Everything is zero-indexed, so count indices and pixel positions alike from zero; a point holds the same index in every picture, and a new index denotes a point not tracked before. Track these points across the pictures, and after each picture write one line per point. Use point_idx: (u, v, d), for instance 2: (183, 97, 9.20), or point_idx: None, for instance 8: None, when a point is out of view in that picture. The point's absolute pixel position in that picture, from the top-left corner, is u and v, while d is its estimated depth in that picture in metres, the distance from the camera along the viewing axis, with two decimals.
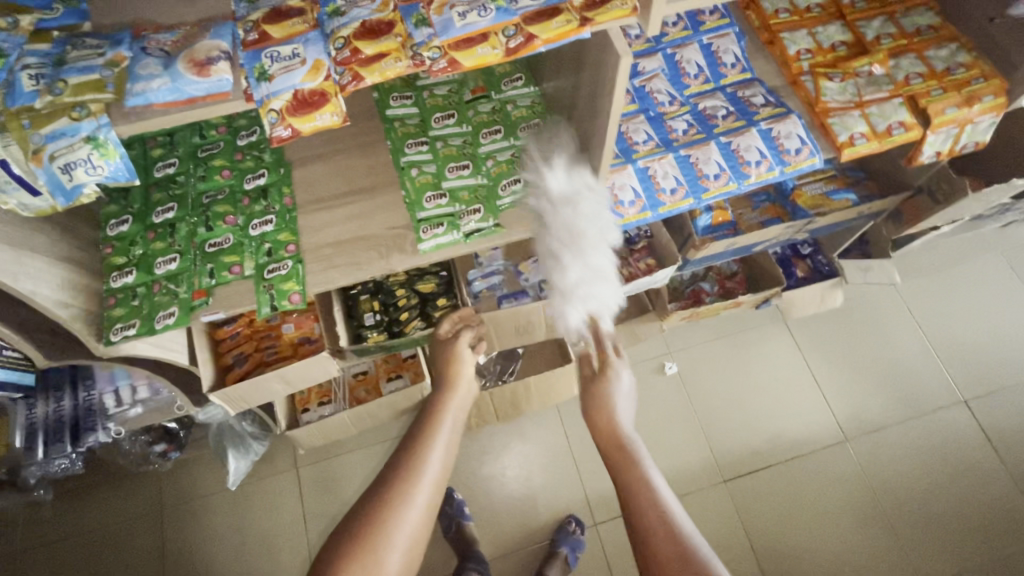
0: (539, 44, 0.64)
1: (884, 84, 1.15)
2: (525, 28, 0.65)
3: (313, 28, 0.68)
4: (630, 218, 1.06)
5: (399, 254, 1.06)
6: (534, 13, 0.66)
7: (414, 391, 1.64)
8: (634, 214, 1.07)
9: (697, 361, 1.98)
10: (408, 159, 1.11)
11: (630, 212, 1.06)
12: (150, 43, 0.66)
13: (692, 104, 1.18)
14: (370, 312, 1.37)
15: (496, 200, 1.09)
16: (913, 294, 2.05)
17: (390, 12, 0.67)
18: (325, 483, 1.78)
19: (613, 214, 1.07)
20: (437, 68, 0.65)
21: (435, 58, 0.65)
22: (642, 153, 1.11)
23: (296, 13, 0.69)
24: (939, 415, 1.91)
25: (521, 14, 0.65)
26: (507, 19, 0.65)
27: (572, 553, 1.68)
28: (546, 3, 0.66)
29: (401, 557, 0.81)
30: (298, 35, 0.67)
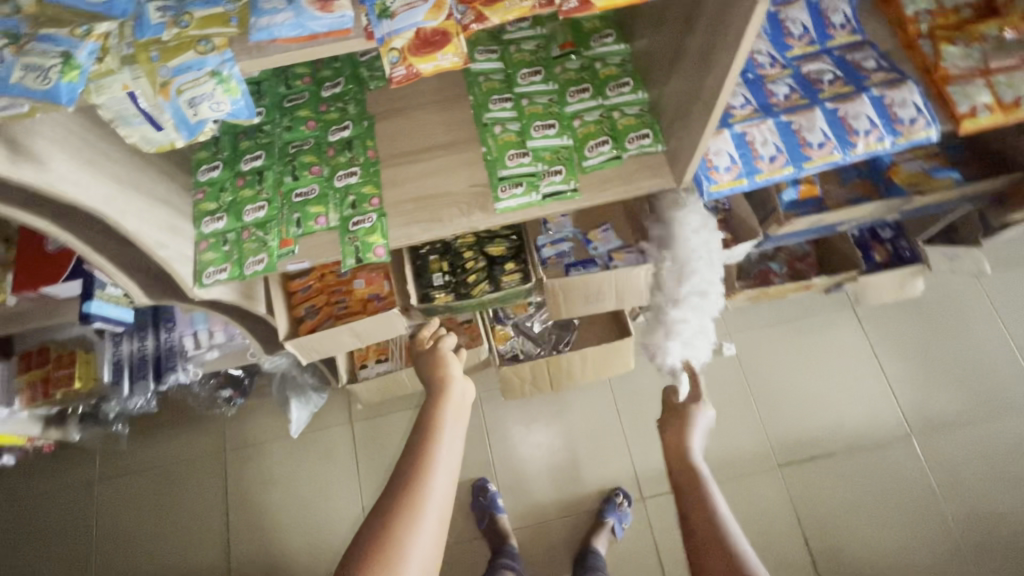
0: None
1: (1015, 50, 1.05)
2: None
3: None
4: (724, 185, 1.01)
5: (481, 213, 1.04)
6: None
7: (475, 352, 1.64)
8: (729, 181, 1.01)
9: (757, 343, 1.93)
10: (492, 115, 1.07)
11: (725, 179, 1.01)
12: None
13: (794, 67, 1.11)
14: (438, 273, 1.37)
15: (580, 161, 1.05)
16: (999, 286, 1.93)
17: None
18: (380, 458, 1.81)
19: (707, 180, 1.01)
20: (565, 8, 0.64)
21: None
22: (740, 117, 1.05)
23: None
24: (1017, 417, 1.81)
25: None
26: None
27: (619, 525, 1.70)
28: None
29: (419, 568, 0.71)
30: None
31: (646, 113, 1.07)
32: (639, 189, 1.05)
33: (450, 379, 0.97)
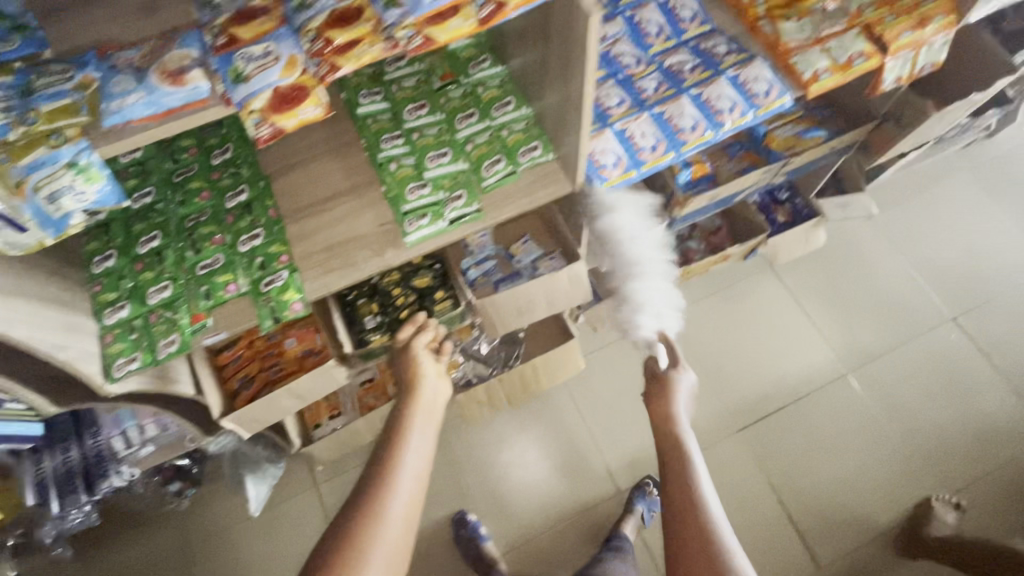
0: (511, 10, 0.63)
1: (839, 17, 1.18)
2: None
3: (281, 24, 0.67)
4: (616, 179, 1.07)
5: (392, 250, 1.06)
6: None
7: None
8: (619, 175, 1.07)
9: (695, 319, 2.01)
10: (385, 154, 1.08)
11: (615, 174, 1.07)
12: (119, 60, 0.65)
13: (658, 62, 1.19)
14: (369, 315, 1.36)
15: (478, 183, 1.08)
16: (890, 222, 2.12)
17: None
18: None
19: (598, 178, 1.07)
20: (415, 47, 0.64)
21: (409, 37, 0.64)
22: (617, 116, 1.12)
23: (261, 12, 0.67)
24: (932, 336, 1.98)
25: None
26: None
27: (648, 512, 1.75)
28: None
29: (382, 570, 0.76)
30: (268, 33, 0.66)
31: (532, 126, 1.12)
32: (541, 198, 1.09)
33: (421, 381, 1.04)
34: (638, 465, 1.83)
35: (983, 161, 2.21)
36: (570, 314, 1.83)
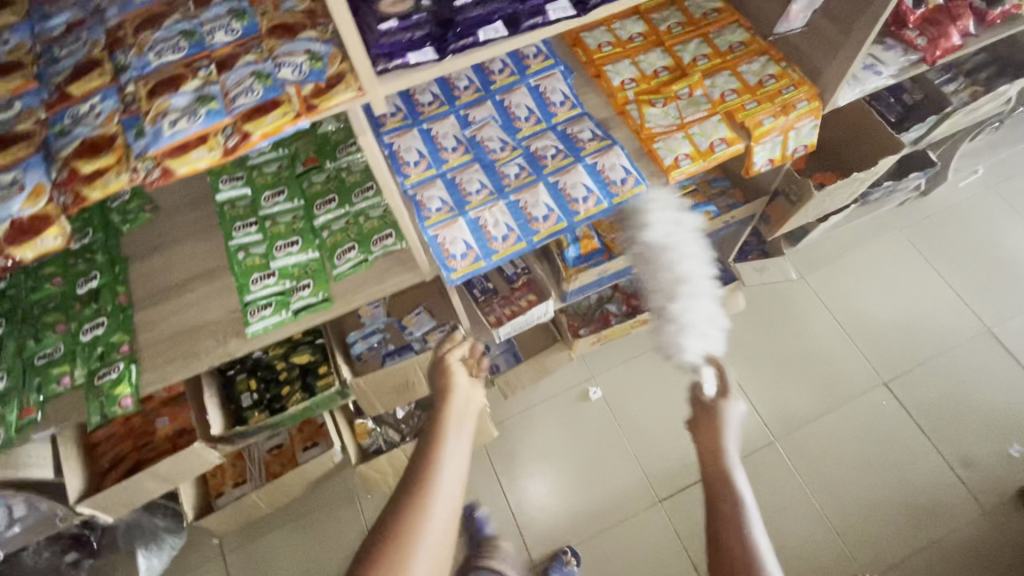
0: (256, 141, 0.64)
1: (702, 103, 1.18)
2: (240, 125, 0.65)
3: (35, 152, 0.67)
4: (464, 269, 1.06)
5: (235, 339, 1.04)
6: (251, 109, 0.66)
7: (327, 456, 1.58)
8: (467, 265, 1.06)
9: (619, 381, 1.98)
10: (237, 242, 1.08)
11: (462, 264, 1.06)
12: None
13: (524, 146, 1.19)
14: (246, 392, 1.34)
15: (327, 272, 1.08)
16: (821, 282, 2.09)
17: (112, 126, 0.66)
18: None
19: (446, 268, 1.06)
20: (154, 179, 0.64)
21: (149, 170, 0.63)
22: (474, 203, 1.12)
23: (21, 137, 0.68)
24: (864, 401, 1.92)
25: (235, 112, 0.65)
26: (220, 120, 0.64)
27: None
28: (263, 98, 0.66)
29: None
30: (18, 162, 0.66)
31: (390, 213, 1.12)
32: (392, 285, 1.09)
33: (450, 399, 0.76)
34: (555, 534, 1.79)
35: (917, 220, 2.19)
36: (485, 381, 1.80)
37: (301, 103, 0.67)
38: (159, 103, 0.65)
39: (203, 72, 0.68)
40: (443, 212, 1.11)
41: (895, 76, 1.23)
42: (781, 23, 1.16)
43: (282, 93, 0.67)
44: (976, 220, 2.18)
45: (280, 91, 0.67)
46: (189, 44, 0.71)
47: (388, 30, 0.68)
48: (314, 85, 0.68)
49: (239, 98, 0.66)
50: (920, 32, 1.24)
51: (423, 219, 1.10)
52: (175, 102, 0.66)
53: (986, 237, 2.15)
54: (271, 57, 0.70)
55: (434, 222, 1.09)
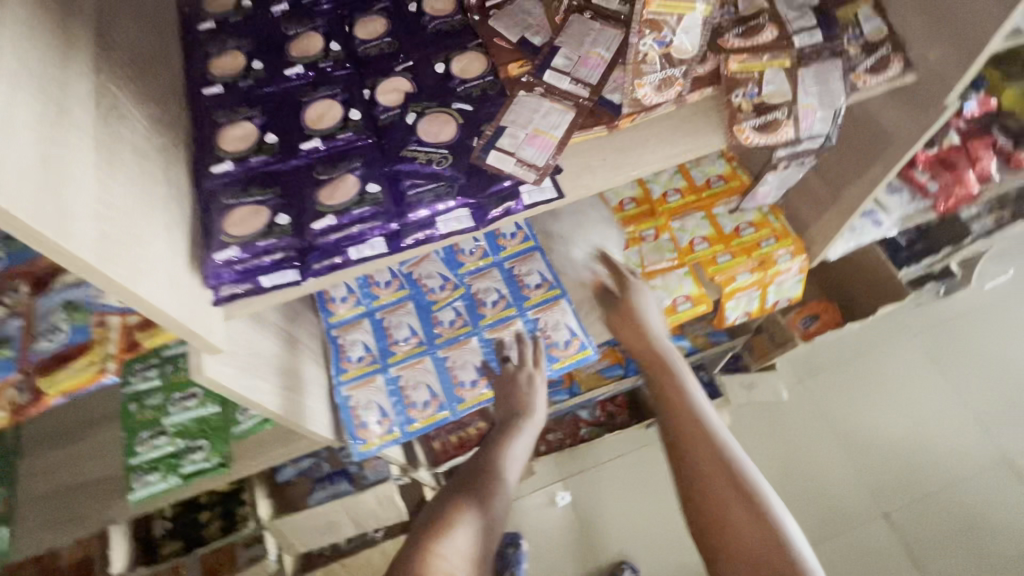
0: (51, 400, 0.66)
1: (668, 250, 1.03)
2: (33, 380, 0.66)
3: None
4: (374, 442, 0.93)
5: (119, 501, 0.93)
6: (51, 357, 0.67)
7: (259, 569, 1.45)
8: (380, 437, 0.93)
9: (592, 484, 1.67)
10: (131, 389, 0.96)
11: (374, 435, 0.93)
12: None
13: (467, 285, 1.02)
14: (161, 519, 1.26)
15: (226, 432, 0.96)
16: (825, 389, 1.78)
17: None
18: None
19: (355, 439, 0.93)
20: None
21: None
22: (399, 356, 0.98)
23: None
24: (862, 533, 1.60)
25: (29, 362, 0.66)
26: (10, 373, 0.65)
27: None
28: (66, 346, 0.67)
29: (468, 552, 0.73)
30: None
31: None
32: (298, 447, 0.95)
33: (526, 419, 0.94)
34: None
35: (942, 321, 1.88)
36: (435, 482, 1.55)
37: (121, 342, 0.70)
38: None
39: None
40: (364, 364, 0.97)
41: (896, 227, 1.08)
42: (749, 198, 0.99)
43: (89, 335, 0.69)
44: (1016, 329, 1.85)
45: (88, 334, 0.68)
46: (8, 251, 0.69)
47: (228, 260, 0.56)
48: (137, 320, 0.72)
49: (40, 344, 0.67)
50: (932, 175, 1.08)
51: (339, 372, 0.97)
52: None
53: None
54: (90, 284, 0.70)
55: (350, 377, 0.96)
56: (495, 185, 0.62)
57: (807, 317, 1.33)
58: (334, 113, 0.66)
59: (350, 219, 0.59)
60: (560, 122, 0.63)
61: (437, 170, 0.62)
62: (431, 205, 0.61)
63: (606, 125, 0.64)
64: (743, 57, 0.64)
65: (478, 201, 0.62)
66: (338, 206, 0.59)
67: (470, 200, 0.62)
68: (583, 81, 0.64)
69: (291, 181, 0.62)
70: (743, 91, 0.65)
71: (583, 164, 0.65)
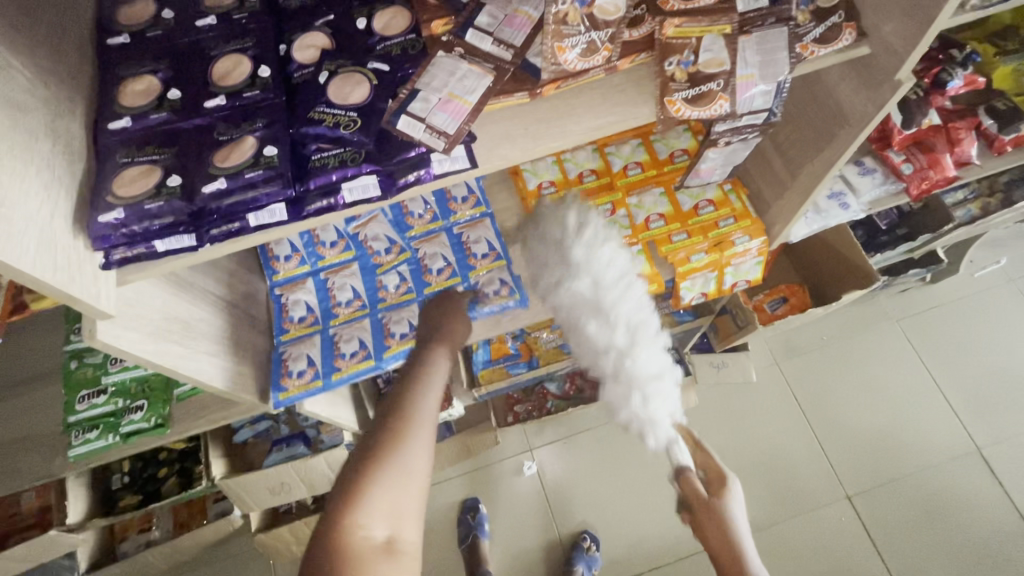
0: None
1: (622, 226, 1.00)
2: None
3: None
4: (295, 390, 0.92)
5: (60, 457, 0.94)
6: None
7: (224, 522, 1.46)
8: (301, 385, 0.92)
9: (559, 456, 1.67)
10: (72, 347, 0.97)
11: (297, 385, 0.92)
12: None
13: (413, 250, 0.99)
14: (120, 473, 1.29)
15: (165, 393, 0.96)
16: (797, 373, 1.77)
17: None
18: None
19: (278, 385, 0.92)
20: None
21: None
22: (340, 317, 0.97)
23: None
24: (823, 515, 1.60)
25: None
26: None
27: None
28: None
29: (388, 500, 0.58)
30: None
31: None
32: (237, 412, 0.94)
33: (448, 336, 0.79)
34: None
35: (925, 308, 1.84)
36: None
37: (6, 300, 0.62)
38: None
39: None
40: (305, 324, 0.97)
41: (866, 210, 1.03)
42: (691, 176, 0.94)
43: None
44: (1001, 320, 1.80)
45: None
46: None
47: (113, 223, 0.54)
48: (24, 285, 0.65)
49: None
50: (907, 157, 1.02)
51: (279, 331, 0.96)
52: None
53: (1011, 342, 1.78)
54: None
55: (291, 336, 0.96)
56: (404, 153, 0.59)
57: (774, 300, 1.30)
58: (242, 69, 0.62)
59: (241, 183, 0.56)
60: (477, 87, 0.58)
61: (344, 134, 0.59)
62: (333, 172, 0.58)
63: (528, 91, 0.60)
64: (681, 22, 0.58)
65: (385, 169, 0.59)
66: (229, 168, 0.56)
67: (377, 167, 0.58)
68: (506, 42, 0.60)
69: (191, 141, 0.59)
70: (678, 59, 0.60)
71: (503, 133, 0.61)
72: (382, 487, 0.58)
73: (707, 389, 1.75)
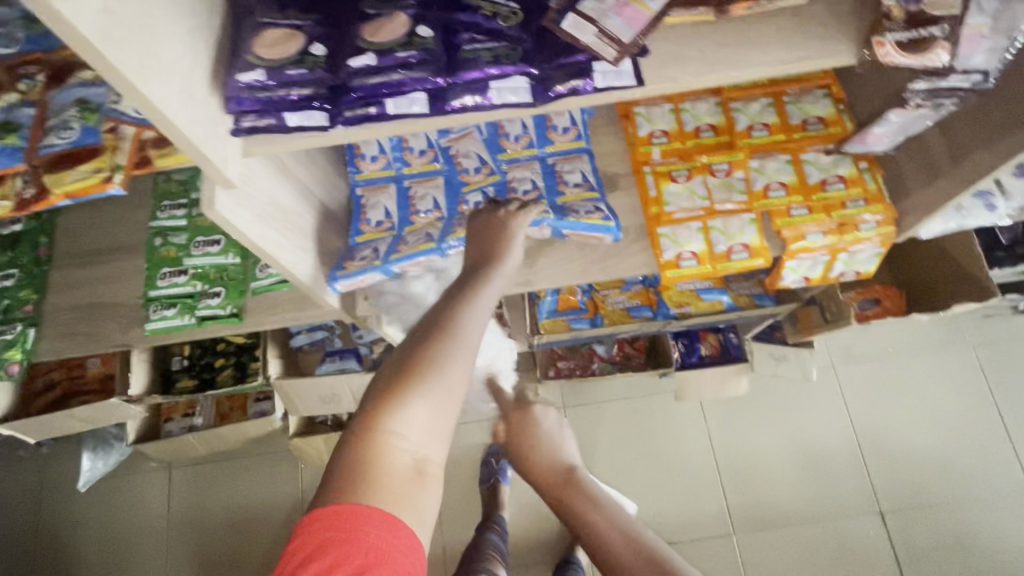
0: (53, 200, 0.57)
1: (737, 190, 0.92)
2: (42, 174, 0.57)
3: None
4: (353, 270, 0.84)
5: (136, 329, 0.96)
6: (61, 153, 0.57)
7: (263, 423, 1.48)
8: (359, 266, 0.85)
9: (593, 419, 1.65)
10: (158, 223, 0.98)
11: (357, 265, 0.85)
12: None
13: (504, 173, 0.92)
14: (179, 356, 1.32)
15: (243, 284, 0.95)
16: (855, 381, 1.67)
17: None
18: (218, 550, 1.58)
19: (337, 266, 0.85)
20: None
21: None
22: (416, 227, 0.87)
23: None
24: (850, 526, 1.55)
25: (37, 156, 0.57)
26: (11, 163, 0.57)
27: None
28: (76, 145, 0.57)
29: (425, 421, 0.51)
30: None
31: None
32: (309, 316, 0.93)
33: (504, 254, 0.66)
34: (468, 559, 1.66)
35: (1011, 339, 1.68)
36: None
37: (130, 156, 0.58)
38: None
39: (26, 83, 0.60)
40: (380, 230, 0.89)
41: (1011, 217, 0.93)
42: (856, 141, 0.86)
43: (100, 138, 0.57)
44: None
45: (96, 138, 0.57)
46: (85, 121, 0.57)
47: (252, 84, 0.50)
48: (155, 135, 0.60)
49: (51, 136, 0.57)
50: None
51: (355, 233, 0.89)
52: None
53: None
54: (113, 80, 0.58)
55: (365, 238, 0.88)
56: (566, 57, 0.53)
57: (865, 300, 1.22)
58: None
59: (392, 62, 0.51)
60: None
61: (501, 27, 0.53)
62: (485, 67, 0.52)
63: (713, 7, 0.52)
64: None
65: (543, 74, 0.53)
66: (380, 43, 0.51)
67: (533, 69, 0.53)
68: None
69: (338, 11, 0.54)
70: None
71: (675, 52, 0.54)
72: (416, 402, 0.51)
73: (758, 379, 1.68)
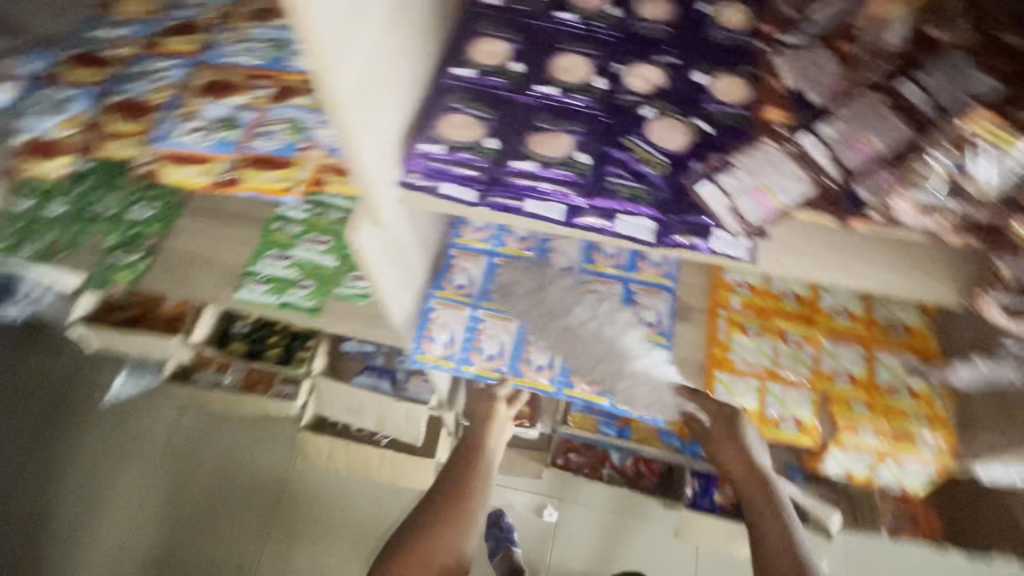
0: (240, 188, 0.70)
1: (804, 365, 0.94)
2: (239, 167, 0.70)
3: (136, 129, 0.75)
4: (429, 359, 0.94)
5: (227, 291, 1.06)
6: (261, 156, 0.71)
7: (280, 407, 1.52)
8: (436, 357, 0.94)
9: (585, 522, 1.60)
10: (283, 211, 1.10)
11: (434, 353, 0.93)
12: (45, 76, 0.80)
13: (586, 281, 0.98)
14: (243, 321, 1.43)
15: (332, 286, 1.04)
16: None
17: (192, 102, 0.75)
18: (195, 507, 1.60)
19: (417, 345, 0.94)
20: (149, 171, 0.72)
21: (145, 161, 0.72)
22: (493, 303, 0.96)
23: (140, 110, 0.76)
24: None
25: (243, 152, 0.71)
26: (223, 151, 0.71)
27: None
28: (274, 154, 0.71)
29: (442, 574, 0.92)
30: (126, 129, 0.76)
31: None
32: (376, 334, 1.01)
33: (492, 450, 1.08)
34: None
35: None
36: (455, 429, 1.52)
37: (308, 175, 0.71)
38: (198, 105, 0.74)
39: (256, 92, 0.76)
40: (459, 292, 0.97)
41: None
42: None
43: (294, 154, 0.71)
44: None
45: (291, 153, 0.71)
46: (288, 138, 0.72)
47: (429, 155, 0.60)
48: (333, 162, 0.71)
49: (259, 141, 0.72)
50: None
51: (438, 286, 0.97)
52: (173, 75, 0.78)
53: None
54: (319, 111, 0.73)
55: (444, 295, 0.97)
56: (694, 216, 0.59)
57: (903, 513, 1.17)
58: (580, 73, 0.65)
59: (546, 174, 0.60)
60: (794, 189, 0.58)
61: (647, 172, 0.60)
62: (622, 201, 0.59)
63: (840, 218, 0.57)
64: None
65: (667, 221, 0.59)
66: (543, 156, 0.61)
67: (661, 215, 0.59)
68: (841, 162, 0.57)
69: (515, 116, 0.63)
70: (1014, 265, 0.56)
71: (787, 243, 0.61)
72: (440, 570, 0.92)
73: None
